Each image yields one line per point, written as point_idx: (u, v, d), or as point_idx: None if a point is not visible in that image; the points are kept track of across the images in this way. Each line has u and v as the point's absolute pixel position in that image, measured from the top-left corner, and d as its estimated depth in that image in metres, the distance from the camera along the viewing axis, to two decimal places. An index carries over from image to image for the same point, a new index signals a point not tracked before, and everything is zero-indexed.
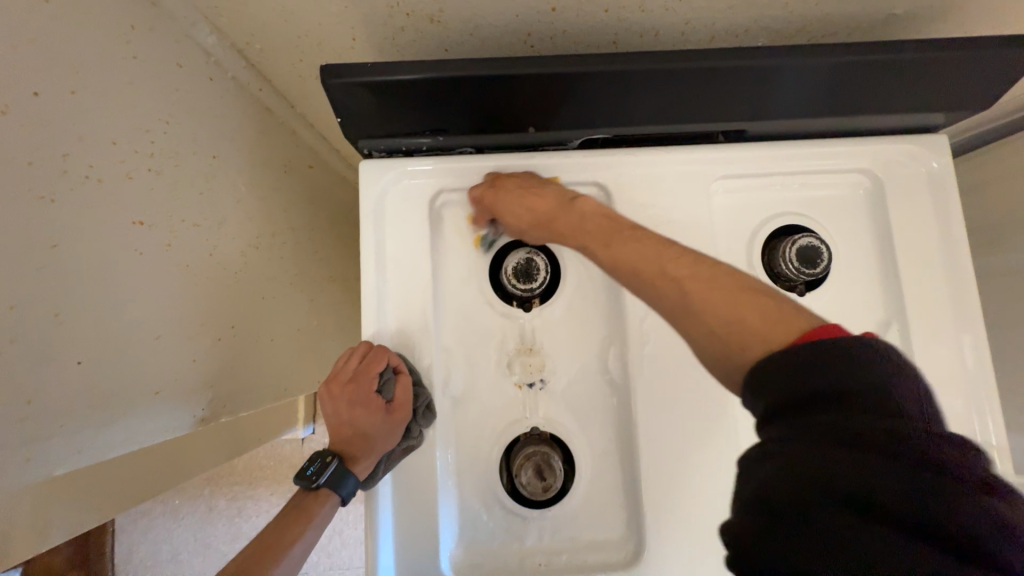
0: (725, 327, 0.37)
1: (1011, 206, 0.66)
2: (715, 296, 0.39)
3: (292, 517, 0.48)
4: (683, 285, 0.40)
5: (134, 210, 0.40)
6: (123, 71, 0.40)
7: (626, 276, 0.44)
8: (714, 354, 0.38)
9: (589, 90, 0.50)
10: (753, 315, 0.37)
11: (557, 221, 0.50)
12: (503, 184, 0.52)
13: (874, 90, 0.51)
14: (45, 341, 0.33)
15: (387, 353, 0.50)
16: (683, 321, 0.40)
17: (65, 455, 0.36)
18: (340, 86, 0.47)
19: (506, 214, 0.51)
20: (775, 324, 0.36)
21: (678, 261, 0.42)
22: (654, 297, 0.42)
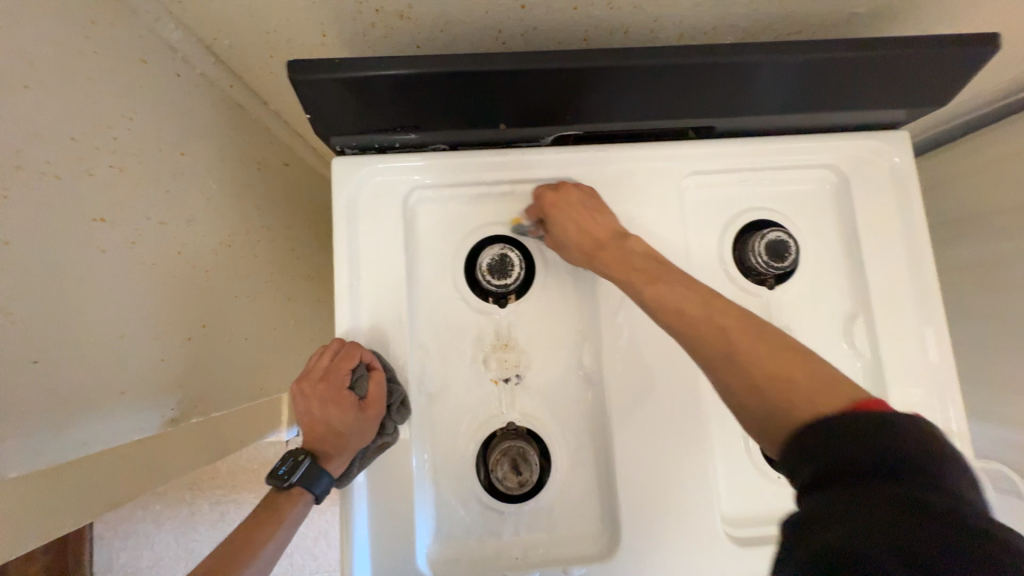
0: (770, 379, 0.38)
1: (971, 200, 0.68)
2: (756, 348, 0.39)
3: (264, 517, 0.47)
4: (726, 331, 0.41)
5: (93, 207, 0.39)
6: (81, 65, 0.39)
7: (667, 312, 0.44)
8: (756, 408, 0.38)
9: (560, 87, 0.50)
10: (801, 374, 0.37)
11: (604, 249, 0.51)
12: (568, 193, 0.54)
13: (838, 88, 0.53)
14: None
15: (359, 349, 0.50)
16: (722, 365, 0.40)
17: (24, 457, 0.35)
18: (308, 83, 0.46)
19: (561, 225, 0.53)
20: (819, 387, 0.36)
21: (726, 310, 0.42)
22: (689, 338, 0.42)
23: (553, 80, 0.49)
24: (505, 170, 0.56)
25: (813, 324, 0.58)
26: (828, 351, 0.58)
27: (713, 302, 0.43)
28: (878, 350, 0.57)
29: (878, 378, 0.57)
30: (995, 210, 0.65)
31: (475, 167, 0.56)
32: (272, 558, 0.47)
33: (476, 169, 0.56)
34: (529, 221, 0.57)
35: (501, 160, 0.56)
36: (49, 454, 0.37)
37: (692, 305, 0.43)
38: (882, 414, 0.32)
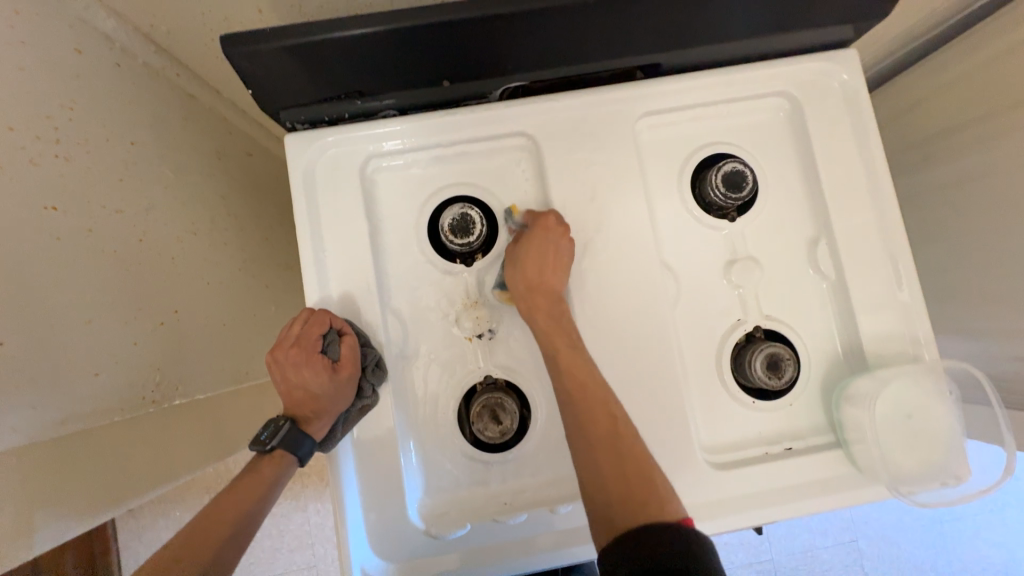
0: (633, 478, 0.43)
1: (930, 118, 0.68)
2: (633, 448, 0.45)
3: (241, 492, 0.49)
4: (613, 422, 0.46)
5: (44, 196, 0.40)
6: (14, 56, 0.40)
7: (556, 372, 0.49)
8: (607, 500, 0.43)
9: (497, 36, 0.50)
10: (658, 485, 0.43)
11: (540, 305, 0.52)
12: (550, 238, 0.53)
13: (776, 8, 0.53)
14: None
15: (329, 315, 0.51)
16: (604, 458, 0.44)
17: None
18: (244, 55, 0.47)
19: (527, 252, 0.53)
20: (665, 500, 0.42)
21: (619, 407, 0.47)
22: (585, 414, 0.46)
23: (490, 31, 0.49)
24: (456, 129, 0.56)
25: (778, 252, 0.59)
26: (795, 278, 0.59)
27: (607, 387, 0.48)
28: (843, 272, 0.58)
29: (843, 299, 0.58)
30: (954, 125, 0.65)
31: (426, 129, 0.56)
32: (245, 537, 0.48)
33: (428, 130, 0.56)
34: (520, 220, 0.56)
35: (451, 119, 0.56)
36: (25, 432, 0.39)
37: (597, 387, 0.47)
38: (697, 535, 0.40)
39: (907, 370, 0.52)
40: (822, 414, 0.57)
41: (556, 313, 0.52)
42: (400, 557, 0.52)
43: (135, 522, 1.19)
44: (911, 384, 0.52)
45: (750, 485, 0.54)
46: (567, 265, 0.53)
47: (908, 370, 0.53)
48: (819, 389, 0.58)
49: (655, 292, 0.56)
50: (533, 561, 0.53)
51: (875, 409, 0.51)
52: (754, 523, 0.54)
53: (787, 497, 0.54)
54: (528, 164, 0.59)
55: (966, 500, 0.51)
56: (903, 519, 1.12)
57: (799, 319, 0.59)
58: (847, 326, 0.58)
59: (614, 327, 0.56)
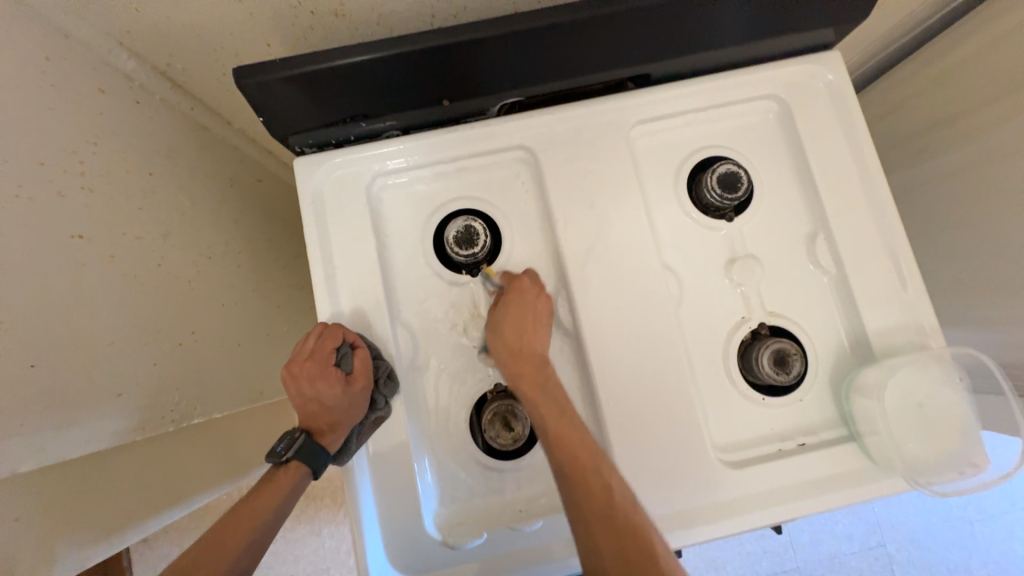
0: (637, 558, 0.42)
1: (919, 113, 0.70)
2: (630, 513, 0.44)
3: (246, 514, 0.49)
4: (610, 496, 0.45)
5: (71, 224, 0.42)
6: (43, 97, 0.42)
7: (552, 452, 0.47)
8: (610, 575, 0.42)
9: (492, 56, 0.53)
10: (656, 554, 0.42)
11: (524, 372, 0.51)
12: (528, 299, 0.54)
13: (758, 16, 0.55)
14: None
15: (342, 329, 0.53)
16: (602, 535, 0.44)
17: (26, 453, 0.39)
18: (255, 85, 0.49)
19: (506, 316, 0.53)
20: (667, 573, 0.42)
21: (611, 470, 0.46)
22: (581, 496, 0.45)
23: (485, 51, 0.52)
24: (457, 145, 0.58)
25: (778, 249, 0.60)
26: (796, 274, 0.60)
27: (600, 452, 0.47)
28: (843, 267, 0.58)
29: (846, 292, 0.59)
30: (943, 119, 0.66)
31: (429, 146, 0.58)
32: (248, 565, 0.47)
33: (430, 147, 0.58)
34: (497, 281, 0.57)
35: (452, 136, 0.58)
36: (52, 450, 0.41)
37: (588, 459, 0.46)
38: None
39: (916, 359, 0.52)
40: (833, 407, 0.57)
41: (540, 378, 0.51)
42: (418, 569, 0.52)
43: (152, 550, 1.19)
44: (920, 373, 0.52)
45: (766, 484, 0.54)
46: (547, 323, 0.54)
47: (916, 359, 0.53)
48: (828, 383, 0.58)
49: (658, 294, 0.57)
50: (551, 569, 0.52)
51: (885, 400, 0.51)
52: (772, 521, 0.54)
53: (804, 494, 0.54)
54: (527, 176, 0.61)
55: (984, 488, 0.51)
56: (929, 521, 1.08)
57: (803, 314, 0.59)
58: (851, 318, 0.58)
59: (620, 330, 0.57)
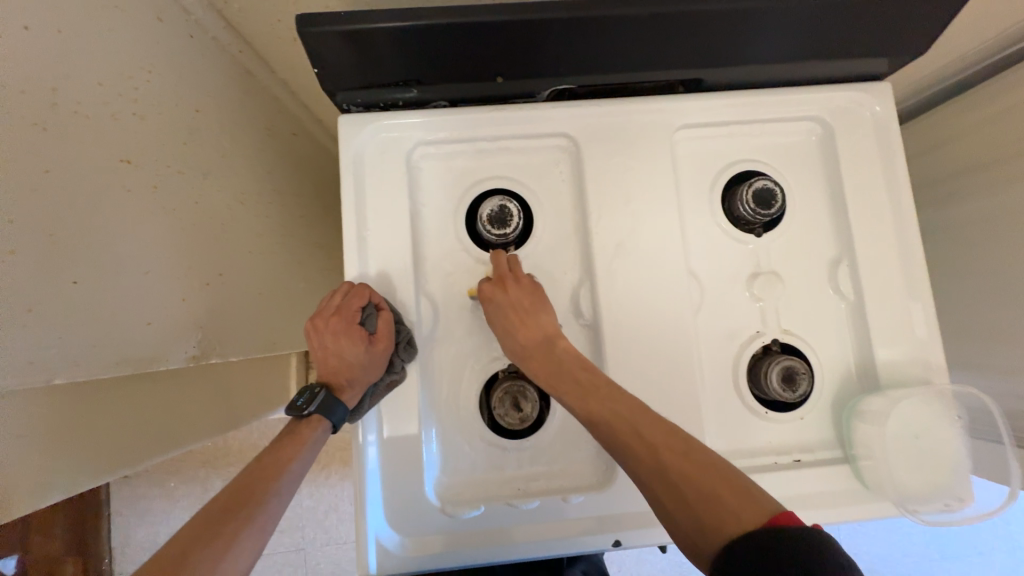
0: (703, 500, 0.40)
1: (951, 157, 0.71)
2: (683, 463, 0.42)
3: (273, 462, 0.50)
4: (657, 450, 0.43)
5: (119, 149, 0.42)
6: (106, 17, 0.42)
7: (591, 428, 0.47)
8: (689, 529, 0.40)
9: (555, 39, 0.52)
10: (725, 491, 0.40)
11: (532, 360, 0.52)
12: (502, 294, 0.54)
13: (818, 37, 0.55)
14: (40, 256, 0.36)
15: (368, 290, 0.54)
16: (662, 491, 0.42)
17: (65, 366, 0.39)
18: (315, 36, 0.49)
19: (494, 323, 0.54)
20: (742, 503, 0.39)
21: (651, 421, 0.45)
22: (629, 459, 0.44)
23: (547, 33, 0.52)
24: (503, 124, 0.59)
25: (800, 270, 0.61)
26: (815, 296, 0.61)
27: (640, 406, 0.47)
28: (862, 295, 0.60)
29: (860, 319, 0.60)
30: (976, 165, 0.67)
31: (474, 121, 0.58)
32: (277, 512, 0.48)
33: (475, 122, 0.58)
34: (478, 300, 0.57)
35: (499, 114, 0.58)
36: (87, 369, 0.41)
37: (626, 419, 0.46)
38: (792, 527, 0.36)
39: (926, 392, 0.54)
40: (832, 429, 0.59)
41: (550, 358, 0.52)
42: (413, 533, 0.54)
43: (131, 488, 1.22)
44: (926, 405, 0.54)
45: None
46: (545, 299, 0.55)
47: (926, 392, 0.54)
48: (830, 406, 0.59)
49: (680, 298, 0.58)
50: (542, 548, 0.54)
51: (886, 428, 0.53)
52: None
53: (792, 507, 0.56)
54: (566, 164, 0.61)
55: (969, 521, 0.53)
56: (892, 554, 1.12)
57: (816, 337, 0.60)
58: (864, 346, 0.60)
59: (637, 328, 0.58)
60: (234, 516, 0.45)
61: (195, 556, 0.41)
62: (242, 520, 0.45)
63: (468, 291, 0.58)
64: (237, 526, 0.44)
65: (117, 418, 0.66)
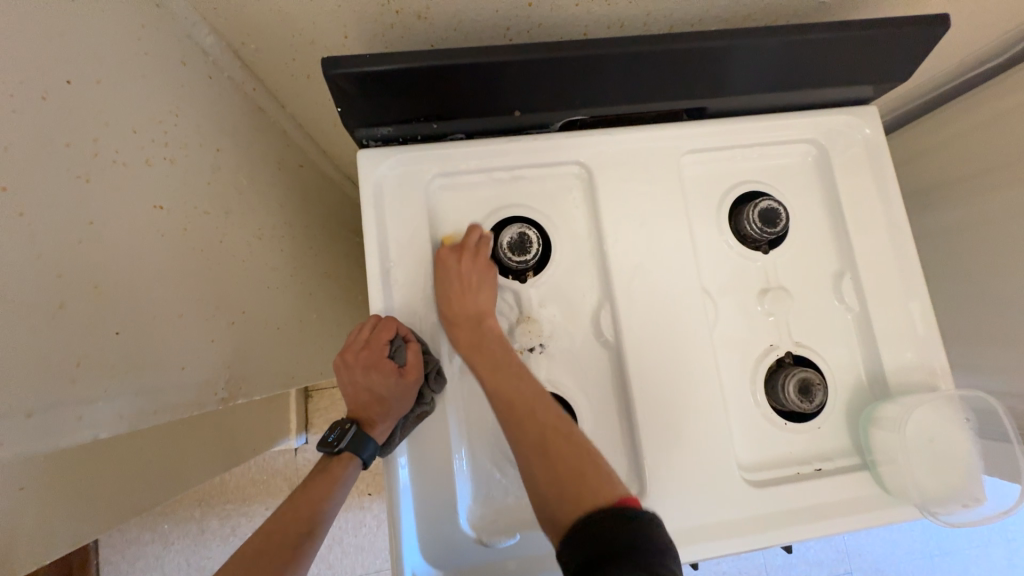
0: (567, 476, 0.45)
1: (932, 171, 0.76)
2: (563, 447, 0.47)
3: (304, 502, 0.52)
4: (543, 430, 0.48)
5: (152, 195, 0.43)
6: (136, 67, 0.43)
7: (492, 399, 0.51)
8: (548, 496, 0.45)
9: (570, 73, 0.55)
10: (590, 473, 0.45)
11: (457, 332, 0.55)
12: (453, 265, 0.56)
13: (811, 67, 0.59)
14: (87, 309, 0.37)
15: (396, 322, 0.55)
16: (536, 463, 0.47)
17: (107, 419, 0.39)
18: (341, 76, 0.50)
19: (439, 286, 0.55)
20: (600, 486, 0.44)
21: (545, 404, 0.50)
22: (516, 429, 0.49)
23: (561, 69, 0.54)
24: (519, 154, 0.61)
25: (803, 283, 0.64)
26: (821, 307, 0.64)
27: (537, 390, 0.51)
28: (866, 305, 0.62)
29: (865, 328, 0.63)
30: (955, 179, 0.72)
31: (490, 153, 0.60)
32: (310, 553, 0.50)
33: (492, 154, 0.60)
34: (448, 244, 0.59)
35: (513, 146, 0.60)
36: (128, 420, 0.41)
37: (522, 399, 0.50)
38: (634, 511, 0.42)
39: (934, 397, 0.57)
40: (846, 436, 0.61)
41: (478, 339, 0.54)
42: (452, 567, 0.53)
43: (120, 535, 1.16)
44: (937, 409, 0.56)
45: (780, 504, 0.57)
46: (491, 282, 0.56)
47: (934, 398, 0.57)
48: (844, 414, 0.61)
49: (694, 315, 0.60)
50: None
51: (905, 433, 0.55)
52: (783, 541, 0.57)
53: (811, 516, 0.58)
54: (580, 190, 0.63)
55: (986, 521, 0.55)
56: (891, 553, 1.16)
57: (825, 347, 0.63)
58: (871, 354, 0.62)
59: (656, 347, 0.59)
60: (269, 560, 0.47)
61: None
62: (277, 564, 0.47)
63: (444, 236, 0.60)
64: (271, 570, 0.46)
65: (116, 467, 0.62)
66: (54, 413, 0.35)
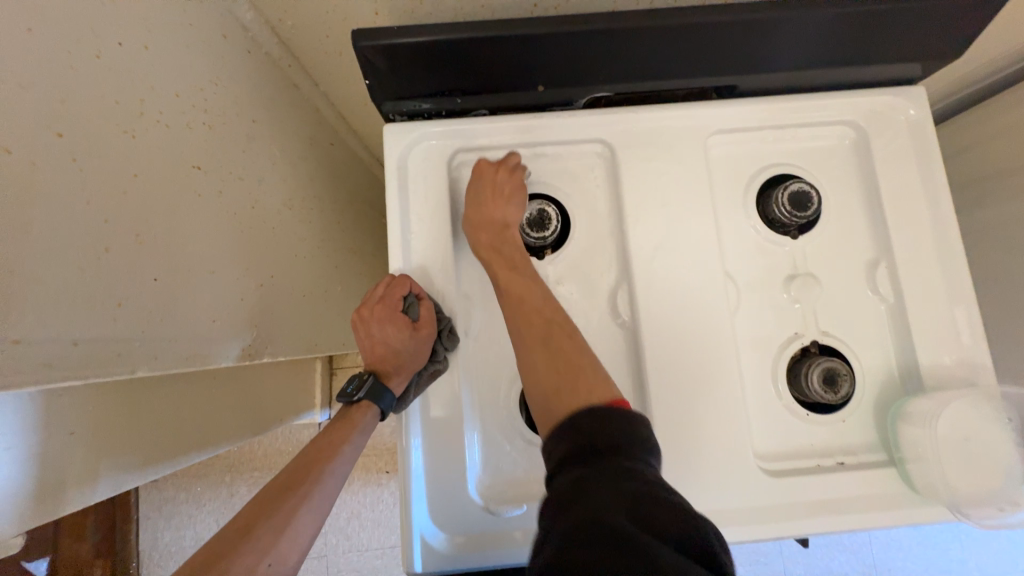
0: (568, 372, 0.47)
1: (984, 162, 0.71)
2: (568, 348, 0.50)
3: (327, 444, 0.54)
4: (550, 328, 0.51)
5: (191, 155, 0.46)
6: (181, 37, 0.46)
7: (505, 300, 0.53)
8: (546, 389, 0.47)
9: (594, 47, 0.54)
10: (589, 375, 0.47)
11: (479, 231, 0.57)
12: (484, 176, 0.59)
13: (851, 43, 0.56)
14: (129, 254, 0.40)
15: (410, 280, 0.56)
16: (538, 356, 0.49)
17: (144, 358, 0.42)
18: (370, 48, 0.51)
19: (471, 185, 0.58)
20: (599, 387, 0.46)
21: (558, 310, 0.53)
22: (523, 329, 0.51)
23: (587, 43, 0.54)
24: (542, 131, 0.61)
25: (835, 271, 0.61)
26: (852, 296, 0.61)
27: (557, 309, 0.53)
28: (902, 296, 0.59)
29: (900, 320, 0.60)
30: (1009, 168, 0.67)
31: (513, 129, 0.60)
32: (333, 489, 0.52)
33: (514, 130, 0.60)
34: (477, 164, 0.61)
35: (536, 122, 0.60)
36: (163, 362, 0.44)
37: (539, 307, 0.52)
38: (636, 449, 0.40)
39: (964, 394, 0.54)
40: (872, 431, 0.58)
41: (498, 243, 0.57)
42: (459, 531, 0.54)
43: (158, 493, 1.24)
44: (973, 407, 0.53)
45: (798, 497, 0.56)
46: (523, 199, 0.58)
47: (965, 394, 0.54)
48: (872, 409, 0.59)
49: (715, 300, 0.59)
50: None
51: (936, 429, 0.52)
52: (800, 534, 0.55)
53: (831, 511, 0.56)
54: (602, 170, 0.63)
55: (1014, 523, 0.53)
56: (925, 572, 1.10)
57: (854, 339, 0.60)
58: (905, 348, 0.59)
59: (673, 330, 0.58)
60: (294, 492, 0.49)
61: (261, 524, 0.46)
62: (301, 494, 0.49)
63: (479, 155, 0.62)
64: (297, 499, 0.49)
65: (152, 419, 0.69)
66: (97, 347, 0.38)
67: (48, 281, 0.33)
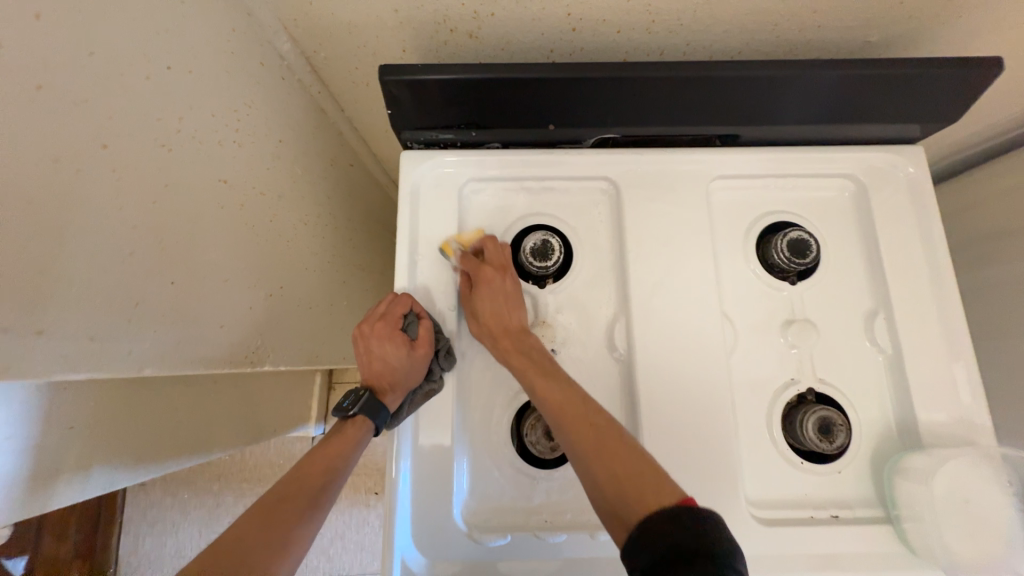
0: (628, 477, 0.45)
1: (984, 222, 0.72)
2: (618, 446, 0.47)
3: (322, 457, 0.54)
4: (597, 432, 0.48)
5: (219, 170, 0.49)
6: (223, 63, 0.50)
7: (543, 405, 0.51)
8: (614, 498, 0.44)
9: (604, 92, 0.58)
10: (649, 473, 0.45)
11: (504, 336, 0.56)
12: (485, 274, 0.58)
13: (851, 103, 0.59)
14: (150, 258, 0.42)
15: (411, 299, 0.58)
16: (598, 468, 0.46)
17: (152, 357, 0.43)
18: (395, 82, 0.55)
19: (478, 297, 0.57)
20: (662, 486, 0.44)
21: (591, 406, 0.50)
22: (576, 438, 0.48)
23: (598, 89, 0.57)
24: (549, 166, 0.64)
25: (832, 319, 0.62)
26: (850, 345, 0.61)
27: (583, 397, 0.51)
28: (900, 349, 0.59)
29: (898, 374, 0.59)
30: (1009, 230, 0.68)
31: (522, 163, 0.64)
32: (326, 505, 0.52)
33: (523, 164, 0.64)
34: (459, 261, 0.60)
35: (544, 157, 0.64)
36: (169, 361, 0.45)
37: (574, 403, 0.50)
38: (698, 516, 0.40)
39: (960, 453, 0.53)
40: (868, 487, 0.57)
41: (523, 343, 0.55)
42: (440, 557, 0.54)
43: (145, 497, 1.23)
44: (973, 470, 0.52)
45: (789, 549, 0.54)
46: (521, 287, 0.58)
47: (961, 453, 0.53)
48: (868, 463, 0.58)
49: (711, 340, 0.59)
50: None
51: (933, 488, 0.51)
52: None
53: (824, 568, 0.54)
54: (606, 207, 0.65)
55: None
56: None
57: (851, 389, 0.60)
58: (903, 403, 0.59)
59: (669, 367, 0.59)
60: (289, 508, 0.49)
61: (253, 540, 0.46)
62: (294, 511, 0.49)
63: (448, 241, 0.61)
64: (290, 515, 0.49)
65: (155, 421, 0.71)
66: (110, 344, 0.40)
67: (74, 278, 0.36)
